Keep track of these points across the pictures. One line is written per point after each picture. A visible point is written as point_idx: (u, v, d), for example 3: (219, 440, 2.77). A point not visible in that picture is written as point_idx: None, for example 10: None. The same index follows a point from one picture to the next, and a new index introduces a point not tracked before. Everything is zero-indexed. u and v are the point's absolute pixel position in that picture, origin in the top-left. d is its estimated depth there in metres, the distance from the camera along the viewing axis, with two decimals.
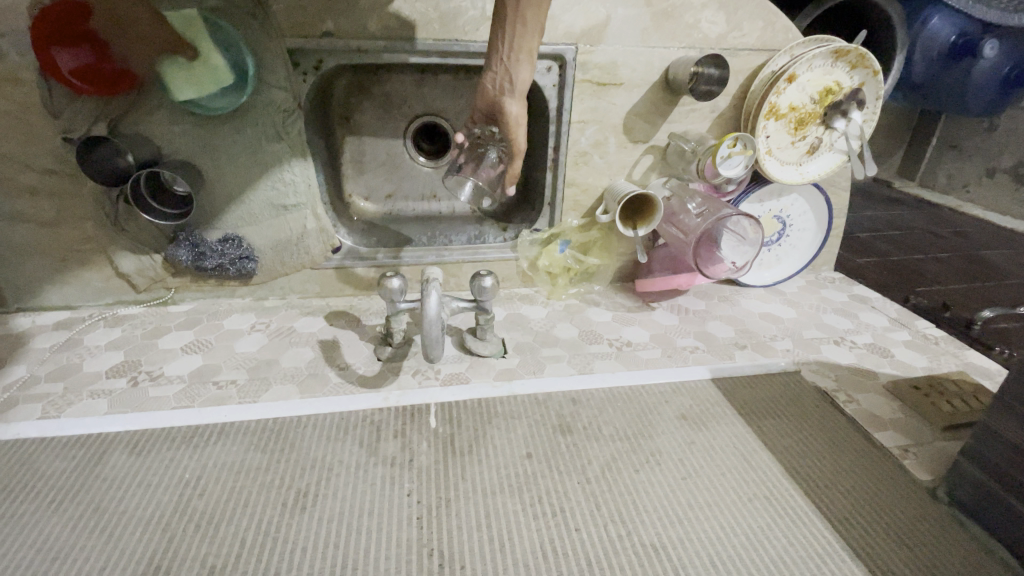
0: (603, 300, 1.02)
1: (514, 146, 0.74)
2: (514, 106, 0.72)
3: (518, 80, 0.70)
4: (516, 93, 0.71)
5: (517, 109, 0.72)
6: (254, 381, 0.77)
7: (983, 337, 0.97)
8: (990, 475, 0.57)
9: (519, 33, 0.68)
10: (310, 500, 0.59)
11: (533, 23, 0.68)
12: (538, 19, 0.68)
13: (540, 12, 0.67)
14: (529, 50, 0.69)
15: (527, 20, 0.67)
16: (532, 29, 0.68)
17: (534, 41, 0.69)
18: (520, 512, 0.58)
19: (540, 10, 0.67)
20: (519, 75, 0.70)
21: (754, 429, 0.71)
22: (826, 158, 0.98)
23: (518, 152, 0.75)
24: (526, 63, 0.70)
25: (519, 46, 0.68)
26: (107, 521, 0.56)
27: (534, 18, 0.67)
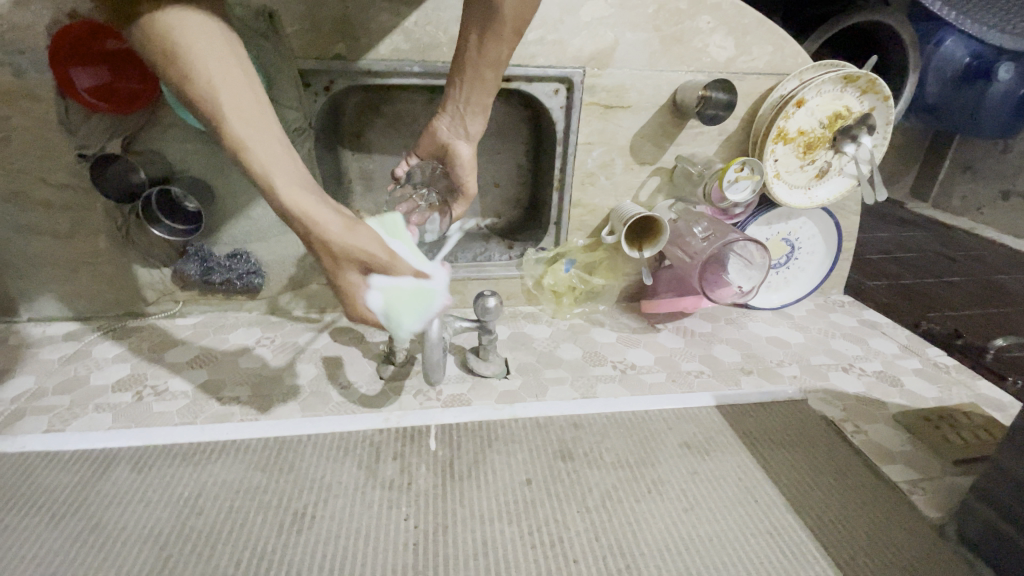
0: (608, 320, 1.02)
1: (464, 187, 0.83)
2: (467, 151, 0.80)
3: (471, 131, 0.79)
4: (470, 139, 0.80)
5: (469, 154, 0.81)
6: (257, 398, 0.77)
7: (997, 367, 0.95)
8: (1000, 515, 0.55)
9: (477, 90, 0.75)
10: (307, 522, 0.59)
11: (490, 81, 0.74)
12: (495, 77, 0.75)
13: (499, 71, 0.74)
14: (484, 104, 0.77)
15: (485, 78, 0.74)
16: (489, 85, 0.75)
17: (489, 97, 0.76)
18: (517, 540, 0.57)
19: (497, 71, 0.74)
20: (472, 125, 0.78)
21: (758, 459, 0.70)
22: (835, 182, 0.98)
23: (467, 192, 0.84)
24: (479, 115, 0.78)
25: (474, 103, 0.76)
26: (106, 538, 0.56)
27: (491, 77, 0.74)
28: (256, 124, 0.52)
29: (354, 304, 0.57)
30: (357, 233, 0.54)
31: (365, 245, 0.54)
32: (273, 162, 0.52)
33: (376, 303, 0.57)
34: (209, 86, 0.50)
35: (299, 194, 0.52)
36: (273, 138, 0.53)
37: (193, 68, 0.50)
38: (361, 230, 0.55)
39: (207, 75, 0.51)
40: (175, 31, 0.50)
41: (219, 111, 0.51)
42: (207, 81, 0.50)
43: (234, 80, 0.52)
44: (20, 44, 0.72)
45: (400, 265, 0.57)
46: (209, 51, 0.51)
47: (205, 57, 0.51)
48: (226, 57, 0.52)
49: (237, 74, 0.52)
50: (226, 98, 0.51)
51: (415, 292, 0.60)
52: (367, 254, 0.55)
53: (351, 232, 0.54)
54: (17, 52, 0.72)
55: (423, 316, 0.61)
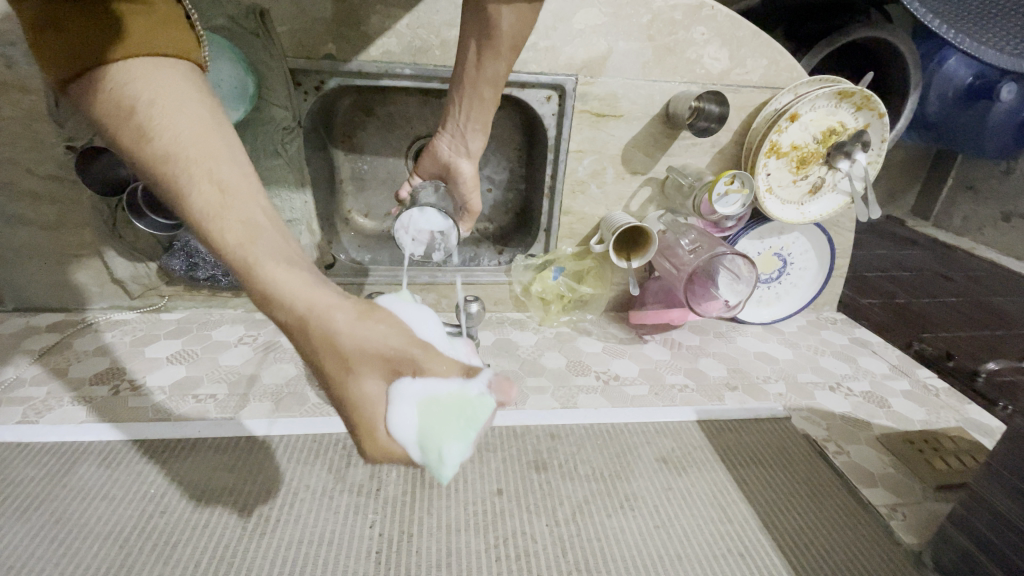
0: (595, 330, 1.01)
1: (469, 205, 0.83)
2: (468, 168, 0.80)
3: (472, 149, 0.78)
4: (471, 157, 0.80)
5: (470, 171, 0.80)
6: (233, 396, 0.76)
7: (987, 391, 0.93)
8: (977, 545, 0.54)
9: (476, 107, 0.74)
10: (270, 525, 0.58)
11: (489, 98, 0.73)
12: (494, 95, 0.74)
13: (498, 89, 0.73)
14: (484, 122, 0.76)
15: (483, 96, 0.73)
16: (488, 102, 0.74)
17: (489, 116, 0.75)
18: (482, 552, 0.57)
19: (496, 88, 0.72)
20: (473, 143, 0.78)
21: (736, 478, 0.69)
22: (828, 198, 0.97)
23: (473, 210, 0.83)
24: (480, 133, 0.77)
25: (473, 121, 0.75)
26: (66, 534, 0.56)
27: (490, 94, 0.73)
28: (237, 195, 0.39)
29: (376, 434, 0.44)
30: (367, 326, 0.42)
31: (379, 339, 0.42)
32: (256, 239, 0.39)
33: (411, 422, 0.44)
34: (175, 146, 0.38)
35: (291, 277, 0.39)
36: (258, 211, 0.40)
37: (154, 128, 0.38)
38: (372, 322, 0.42)
39: (170, 134, 0.38)
40: (132, 83, 0.38)
41: (187, 180, 0.38)
42: (172, 143, 0.38)
43: (212, 142, 0.39)
44: (12, 35, 0.72)
45: (433, 366, 0.43)
46: (177, 103, 0.39)
47: (171, 114, 0.38)
48: (195, 111, 0.40)
49: (214, 135, 0.40)
50: (195, 161, 0.38)
51: (457, 402, 0.44)
52: (383, 350, 0.42)
53: (363, 322, 0.41)
54: (9, 43, 0.73)
55: (473, 437, 0.44)
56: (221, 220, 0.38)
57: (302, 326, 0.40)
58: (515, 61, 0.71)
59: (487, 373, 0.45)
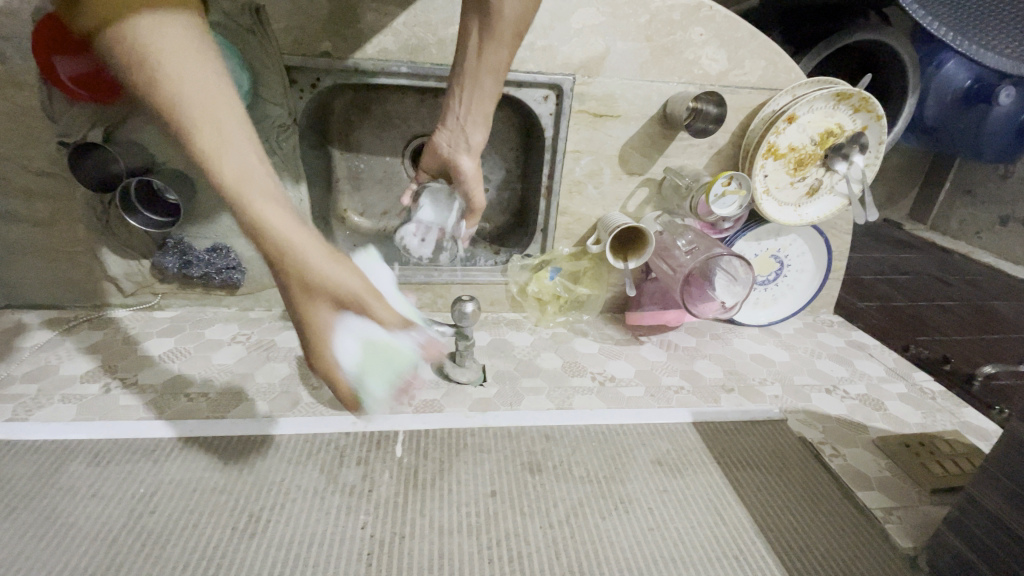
0: (592, 331, 1.00)
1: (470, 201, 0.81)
2: (468, 163, 0.79)
3: (473, 142, 0.77)
4: (471, 151, 0.78)
5: (472, 166, 0.79)
6: (225, 395, 0.76)
7: (983, 394, 0.93)
8: (971, 549, 0.54)
9: (476, 98, 0.73)
10: (261, 525, 0.57)
11: (490, 89, 0.73)
12: (495, 84, 0.73)
13: (500, 78, 0.73)
14: (485, 113, 0.75)
15: (485, 85, 0.73)
16: (489, 93, 0.73)
17: (490, 105, 0.75)
18: (475, 554, 0.56)
19: (498, 76, 0.72)
20: (474, 136, 0.77)
21: (731, 480, 0.68)
22: (825, 200, 0.97)
23: (473, 206, 0.82)
24: (480, 125, 0.76)
25: (474, 113, 0.75)
26: (54, 533, 0.55)
27: (492, 84, 0.73)
28: (234, 143, 0.45)
29: (325, 359, 0.54)
30: (340, 269, 0.50)
31: (344, 280, 0.50)
32: (250, 181, 0.45)
33: (349, 352, 0.55)
34: (182, 97, 0.42)
35: (277, 215, 0.46)
36: (256, 158, 0.46)
37: (163, 74, 0.42)
38: (341, 266, 0.50)
39: (179, 77, 0.42)
40: (142, 34, 0.42)
41: (191, 120, 0.43)
42: (180, 94, 0.42)
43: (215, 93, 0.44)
44: (4, 30, 0.72)
45: (374, 310, 0.53)
46: (185, 56, 0.43)
47: (178, 62, 0.43)
48: (201, 64, 0.44)
49: (216, 89, 0.44)
50: (199, 106, 0.43)
51: (387, 346, 0.58)
52: (343, 292, 0.50)
53: (332, 263, 0.49)
54: (2, 38, 0.72)
55: (393, 377, 0.60)
56: (221, 162, 0.44)
57: (280, 260, 0.47)
58: (516, 49, 0.71)
59: (418, 330, 0.61)
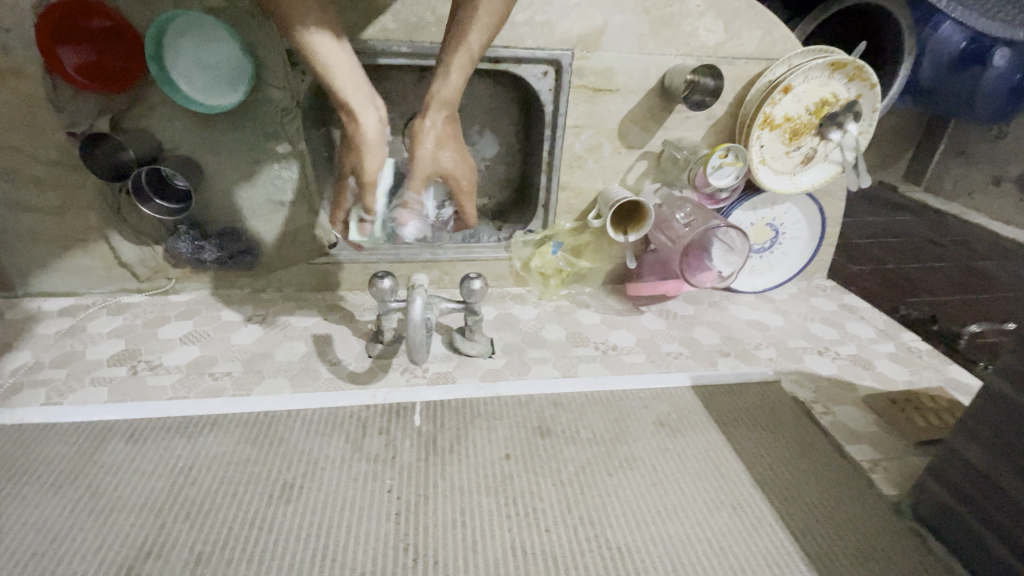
0: (593, 302, 1.04)
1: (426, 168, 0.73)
2: (433, 124, 0.71)
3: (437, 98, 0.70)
4: (436, 113, 0.71)
5: (436, 128, 0.71)
6: (248, 374, 0.80)
7: (969, 352, 0.98)
8: (949, 492, 0.59)
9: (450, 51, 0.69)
10: (295, 492, 0.62)
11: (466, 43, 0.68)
12: (477, 41, 0.68)
13: (479, 29, 0.67)
14: (448, 67, 0.69)
15: (460, 39, 0.68)
16: (465, 47, 0.68)
17: (460, 57, 0.68)
18: (495, 510, 0.61)
19: (479, 31, 0.67)
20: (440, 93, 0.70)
21: (729, 438, 0.73)
22: (820, 168, 0.99)
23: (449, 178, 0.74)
24: (444, 79, 0.69)
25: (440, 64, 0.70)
26: (103, 506, 0.60)
27: (472, 39, 0.68)
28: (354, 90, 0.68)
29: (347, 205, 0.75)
30: (375, 154, 0.69)
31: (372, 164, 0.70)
32: (359, 98, 0.68)
33: (347, 206, 0.74)
34: (326, 68, 0.67)
35: (373, 145, 0.69)
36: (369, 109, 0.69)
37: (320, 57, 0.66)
38: (381, 155, 0.70)
39: (329, 60, 0.67)
40: (314, 38, 0.66)
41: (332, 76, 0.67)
42: (330, 70, 0.67)
43: (350, 71, 0.68)
44: (6, 21, 0.72)
45: (369, 196, 0.71)
46: (338, 57, 0.67)
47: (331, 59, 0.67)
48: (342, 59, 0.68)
49: (350, 69, 0.68)
50: (339, 72, 0.67)
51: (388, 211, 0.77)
52: (366, 172, 0.69)
53: (374, 151, 0.69)
54: (4, 29, 0.72)
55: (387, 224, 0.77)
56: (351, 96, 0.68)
57: (352, 138, 0.69)
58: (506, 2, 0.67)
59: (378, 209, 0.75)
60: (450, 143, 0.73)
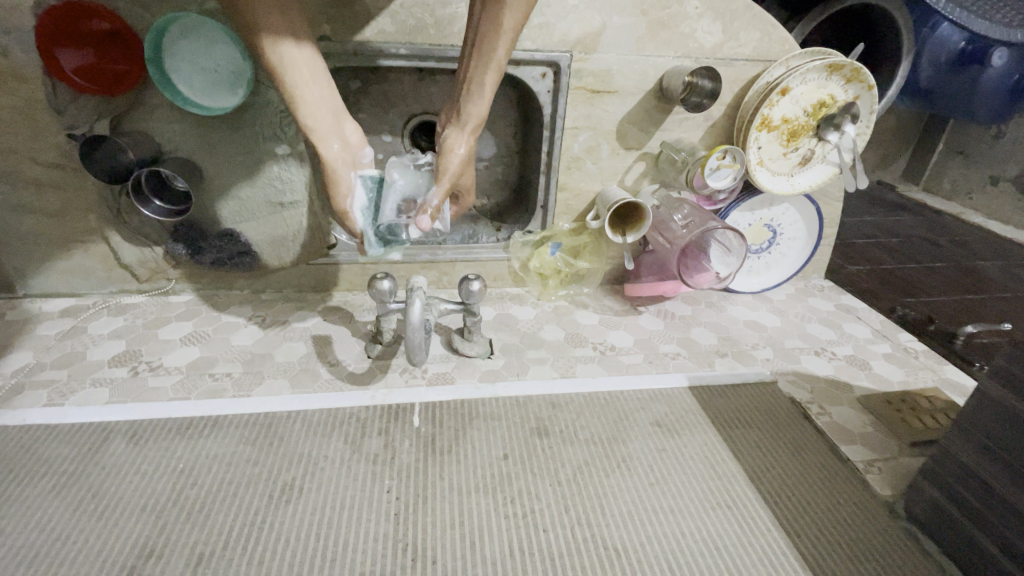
0: (591, 303, 1.04)
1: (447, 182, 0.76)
2: (462, 142, 0.73)
3: (467, 115, 0.72)
4: (463, 128, 0.73)
5: (465, 144, 0.74)
6: (248, 374, 0.80)
7: (965, 352, 0.99)
8: (943, 493, 0.60)
9: (475, 65, 0.69)
10: (295, 492, 0.63)
11: (489, 58, 0.68)
12: (499, 55, 0.68)
13: (506, 45, 0.67)
14: (481, 83, 0.70)
15: (483, 53, 0.68)
16: (491, 62, 0.68)
17: (490, 74, 0.69)
18: (493, 510, 0.62)
19: (501, 45, 0.67)
20: (469, 109, 0.72)
21: (725, 438, 0.74)
22: (818, 169, 0.99)
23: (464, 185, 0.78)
24: (477, 96, 0.71)
25: (471, 80, 0.70)
26: (105, 507, 0.60)
27: (498, 54, 0.68)
28: (318, 118, 0.69)
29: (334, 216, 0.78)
30: (344, 182, 0.72)
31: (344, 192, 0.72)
32: (322, 127, 0.69)
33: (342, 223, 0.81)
34: (292, 94, 0.67)
35: (342, 174, 0.71)
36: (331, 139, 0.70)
37: (288, 80, 0.66)
38: (347, 184, 0.72)
39: (295, 83, 0.66)
40: (279, 59, 0.65)
41: (297, 102, 0.67)
42: (297, 93, 0.67)
43: (316, 95, 0.68)
44: (6, 24, 0.72)
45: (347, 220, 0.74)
46: (305, 79, 0.67)
47: (298, 82, 0.67)
48: (308, 79, 0.67)
49: (316, 91, 0.68)
50: (302, 98, 0.67)
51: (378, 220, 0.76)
52: (338, 201, 0.72)
53: (343, 179, 0.71)
54: (4, 32, 0.72)
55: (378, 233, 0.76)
56: (315, 125, 0.69)
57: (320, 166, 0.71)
58: (525, 13, 0.66)
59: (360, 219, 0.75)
60: (473, 155, 0.76)
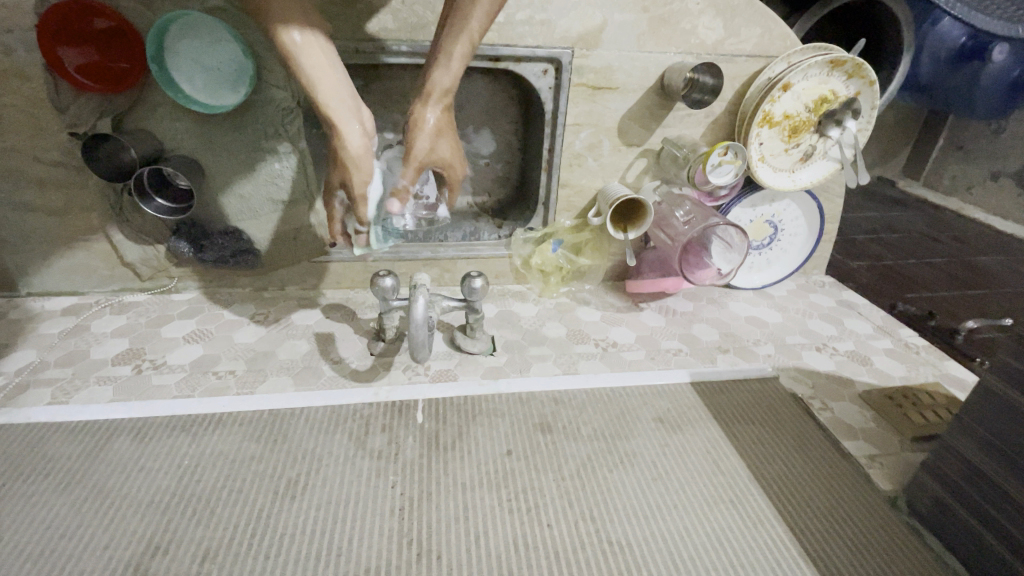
0: (593, 299, 1.04)
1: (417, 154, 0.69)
2: (430, 112, 0.69)
3: (435, 85, 0.68)
4: (431, 99, 0.69)
5: (433, 115, 0.69)
6: (252, 372, 0.80)
7: (966, 348, 0.99)
8: (945, 488, 0.60)
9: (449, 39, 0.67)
10: (300, 488, 0.63)
11: (462, 28, 0.66)
12: (474, 26, 0.67)
13: (481, 14, 0.66)
14: (450, 53, 0.67)
15: (458, 24, 0.66)
16: (467, 34, 0.67)
17: (463, 44, 0.67)
18: (497, 506, 0.62)
19: (476, 16, 0.66)
20: (439, 79, 0.68)
21: (727, 434, 0.74)
22: (819, 166, 0.99)
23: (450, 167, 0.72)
24: (444, 65, 0.68)
25: (440, 49, 0.68)
26: (111, 504, 0.60)
27: (473, 26, 0.66)
28: (335, 99, 0.66)
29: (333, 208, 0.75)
30: (361, 169, 0.68)
31: (359, 176, 0.69)
32: (339, 107, 0.66)
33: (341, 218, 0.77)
34: (307, 76, 0.65)
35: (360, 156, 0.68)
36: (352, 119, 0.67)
37: (301, 63, 0.64)
38: (366, 168, 0.69)
39: (310, 65, 0.65)
40: (294, 42, 0.64)
41: (313, 83, 0.65)
42: (311, 76, 0.65)
43: (333, 78, 0.66)
44: (6, 23, 0.72)
45: (361, 208, 0.71)
46: (321, 63, 0.65)
47: (314, 65, 0.65)
48: (325, 64, 0.65)
49: (331, 74, 0.66)
50: (317, 80, 0.65)
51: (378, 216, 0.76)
52: (353, 187, 0.69)
53: (359, 163, 0.68)
54: (4, 31, 0.72)
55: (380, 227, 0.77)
56: (331, 105, 0.66)
57: (336, 151, 0.68)
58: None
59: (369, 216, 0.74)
60: (447, 131, 0.71)
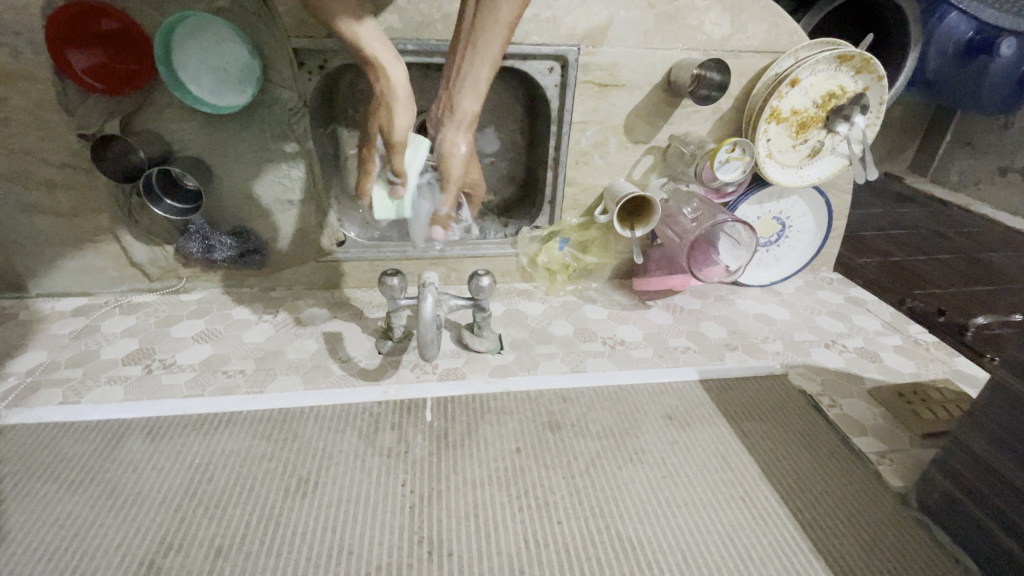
0: (600, 297, 1.04)
1: (450, 178, 0.72)
2: (460, 139, 0.71)
3: (461, 112, 0.69)
4: (459, 126, 0.70)
5: (463, 141, 0.71)
6: (261, 371, 0.81)
7: (975, 344, 0.98)
8: (956, 484, 0.60)
9: (471, 64, 0.68)
10: (310, 487, 0.63)
11: (484, 52, 0.67)
12: (493, 49, 0.67)
13: (499, 41, 0.67)
14: (475, 78, 0.68)
15: (478, 47, 0.67)
16: (489, 57, 0.67)
17: (485, 71, 0.68)
18: (507, 503, 0.62)
19: (496, 39, 0.67)
20: (465, 104, 0.69)
21: (736, 431, 0.74)
22: (827, 161, 0.99)
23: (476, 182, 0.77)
24: (470, 91, 0.69)
25: (465, 75, 0.68)
26: (123, 502, 0.61)
27: (493, 48, 0.67)
28: (382, 53, 0.66)
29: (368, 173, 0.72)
30: (405, 114, 0.67)
31: (401, 126, 0.67)
32: (387, 57, 0.66)
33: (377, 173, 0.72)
34: (355, 37, 0.66)
35: (403, 109, 0.67)
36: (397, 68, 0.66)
37: (349, 27, 0.66)
38: (408, 114, 0.67)
39: (359, 28, 0.66)
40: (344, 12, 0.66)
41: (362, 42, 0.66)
42: (360, 38, 0.66)
43: (380, 38, 0.67)
44: (16, 25, 0.72)
45: (398, 156, 0.68)
46: (370, 27, 0.67)
47: (363, 27, 0.66)
48: (374, 29, 0.67)
49: (379, 36, 0.67)
50: (367, 36, 0.66)
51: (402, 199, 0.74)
52: (395, 135, 0.67)
53: (403, 109, 0.66)
54: (14, 33, 0.73)
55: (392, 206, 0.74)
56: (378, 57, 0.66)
57: (380, 95, 0.67)
58: (520, 8, 0.66)
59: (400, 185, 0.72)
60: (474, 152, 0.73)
